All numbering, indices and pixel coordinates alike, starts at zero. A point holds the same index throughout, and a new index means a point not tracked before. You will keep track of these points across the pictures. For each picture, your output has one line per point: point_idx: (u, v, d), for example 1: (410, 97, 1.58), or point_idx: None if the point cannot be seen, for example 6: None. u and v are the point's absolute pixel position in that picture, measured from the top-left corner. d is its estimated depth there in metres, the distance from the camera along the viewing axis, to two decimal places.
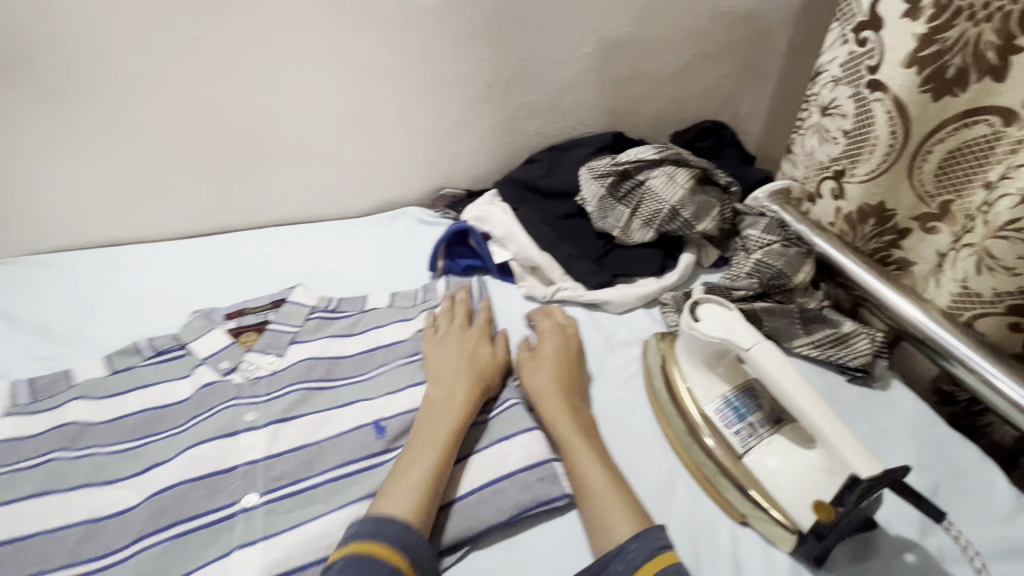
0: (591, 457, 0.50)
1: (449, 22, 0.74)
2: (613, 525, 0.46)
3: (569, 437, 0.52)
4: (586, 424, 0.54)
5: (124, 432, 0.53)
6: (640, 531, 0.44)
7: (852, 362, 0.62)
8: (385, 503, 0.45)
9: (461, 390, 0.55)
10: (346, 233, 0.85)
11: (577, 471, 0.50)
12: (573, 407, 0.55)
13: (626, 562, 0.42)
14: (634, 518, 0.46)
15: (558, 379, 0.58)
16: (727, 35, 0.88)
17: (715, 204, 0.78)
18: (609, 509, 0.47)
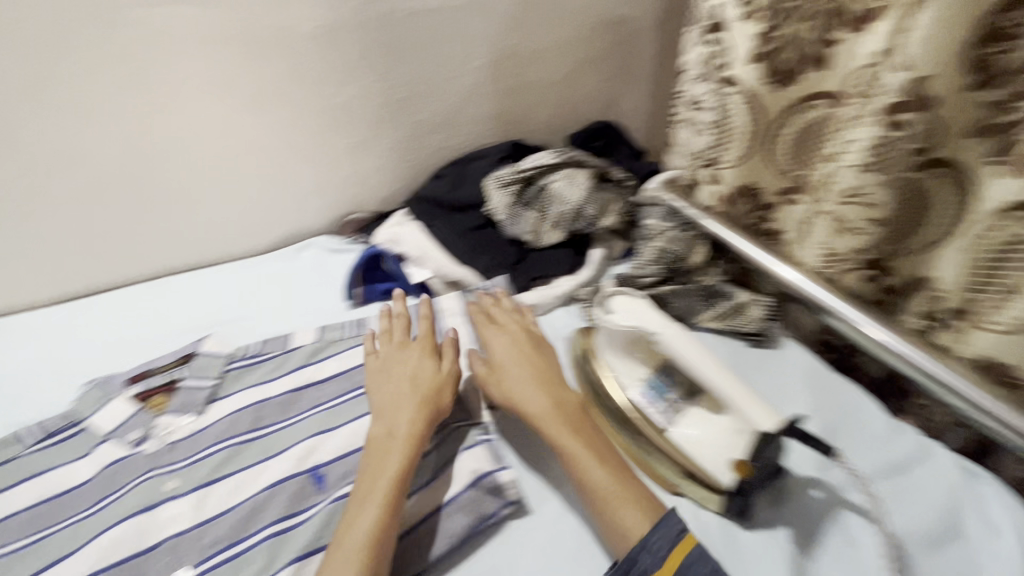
0: (592, 455, 0.51)
1: (332, 47, 0.74)
2: (624, 520, 0.47)
3: (565, 432, 0.52)
4: (575, 418, 0.54)
5: (15, 531, 0.47)
6: (658, 523, 0.46)
7: (750, 328, 0.69)
8: (336, 558, 0.43)
9: (404, 422, 0.52)
10: (253, 273, 0.80)
11: (581, 468, 0.50)
12: (557, 401, 0.55)
13: (654, 553, 0.44)
14: (644, 511, 0.47)
15: (528, 377, 0.57)
16: (604, 41, 0.94)
17: (614, 200, 0.83)
18: (620, 509, 0.47)
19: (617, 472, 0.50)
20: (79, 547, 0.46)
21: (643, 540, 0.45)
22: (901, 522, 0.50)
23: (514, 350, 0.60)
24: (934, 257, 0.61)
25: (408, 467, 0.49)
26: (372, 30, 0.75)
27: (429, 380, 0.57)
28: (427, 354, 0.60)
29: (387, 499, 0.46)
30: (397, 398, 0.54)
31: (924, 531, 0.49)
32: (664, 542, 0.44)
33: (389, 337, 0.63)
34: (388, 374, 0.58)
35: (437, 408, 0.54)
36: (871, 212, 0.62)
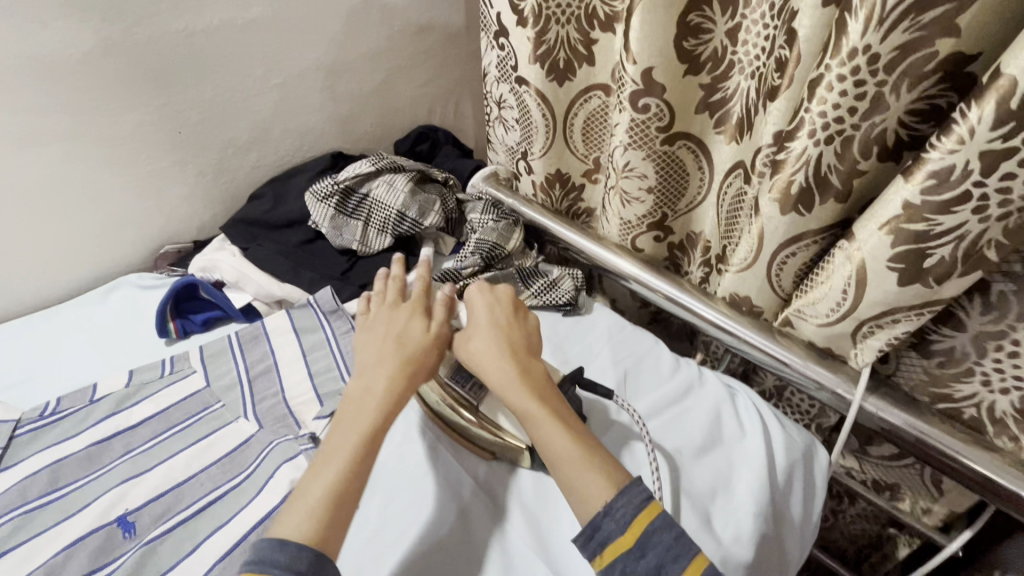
0: (557, 419, 0.51)
1: (105, 73, 0.69)
2: (586, 488, 0.47)
3: (531, 400, 0.52)
4: (542, 384, 0.54)
5: None
6: (624, 487, 0.46)
7: (563, 300, 0.77)
8: (280, 529, 0.42)
9: (380, 380, 0.50)
10: (49, 324, 0.73)
11: (542, 436, 0.50)
12: (533, 368, 0.55)
13: (617, 520, 0.45)
14: (608, 478, 0.47)
15: (502, 350, 0.55)
16: (411, 49, 0.97)
17: (437, 199, 0.87)
18: (578, 473, 0.48)
19: (576, 434, 0.50)
20: None
21: (608, 505, 0.46)
22: (671, 445, 0.59)
23: (495, 320, 0.58)
24: (699, 212, 0.76)
25: (375, 433, 0.47)
26: (149, 53, 0.71)
27: (418, 337, 0.55)
28: (417, 312, 0.57)
29: (352, 462, 0.45)
30: (382, 355, 0.52)
31: (690, 446, 0.59)
32: (629, 508, 0.45)
33: (383, 297, 0.59)
34: (379, 326, 0.56)
35: (423, 367, 0.53)
36: (644, 181, 0.72)
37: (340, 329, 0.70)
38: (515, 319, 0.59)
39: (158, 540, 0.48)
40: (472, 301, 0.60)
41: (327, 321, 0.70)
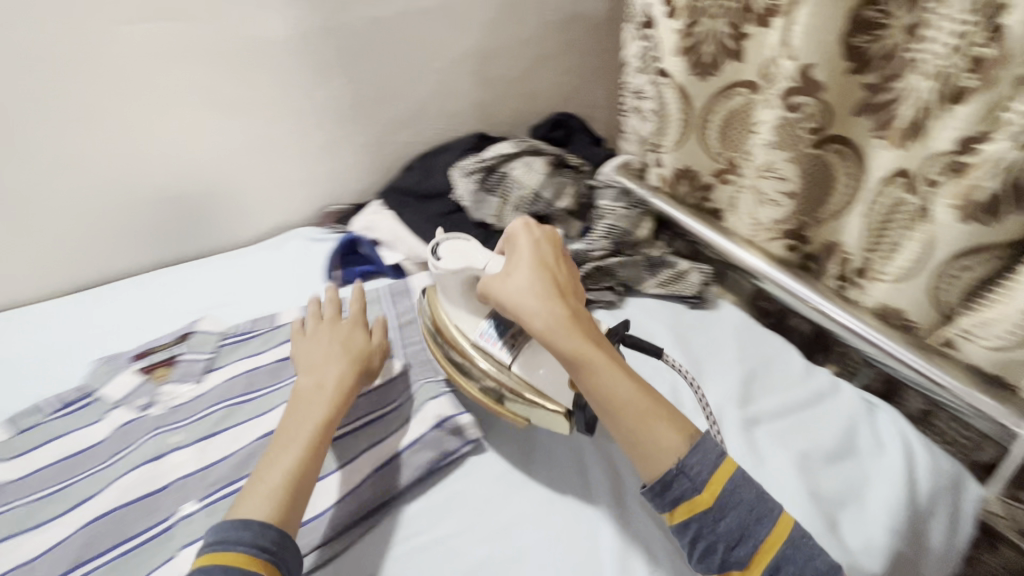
0: (613, 364, 0.51)
1: (305, 52, 0.80)
2: (656, 437, 0.48)
3: (584, 347, 0.51)
4: (588, 326, 0.54)
5: (44, 481, 0.55)
6: (698, 441, 0.48)
7: (689, 292, 0.77)
8: (246, 505, 0.47)
9: (331, 374, 0.57)
10: (241, 261, 0.87)
11: (599, 383, 0.50)
12: (578, 313, 0.55)
13: (694, 479, 0.47)
14: (677, 428, 0.49)
15: (545, 291, 0.55)
16: (558, 39, 1.02)
17: (570, 184, 0.91)
18: (640, 424, 0.49)
19: (633, 384, 0.50)
20: (100, 490, 0.53)
21: (681, 463, 0.47)
22: (797, 447, 0.58)
23: (535, 259, 0.58)
24: (843, 221, 0.68)
25: (324, 419, 0.53)
26: (340, 36, 0.81)
27: (359, 345, 0.62)
28: (357, 327, 0.64)
29: (306, 446, 0.51)
30: (328, 356, 0.59)
31: (822, 451, 0.57)
32: (708, 465, 0.47)
33: (320, 315, 0.65)
34: (318, 341, 0.62)
35: (366, 368, 0.60)
36: (783, 185, 0.69)
37: None
38: (554, 261, 0.59)
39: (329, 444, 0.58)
40: (516, 246, 0.60)
41: None
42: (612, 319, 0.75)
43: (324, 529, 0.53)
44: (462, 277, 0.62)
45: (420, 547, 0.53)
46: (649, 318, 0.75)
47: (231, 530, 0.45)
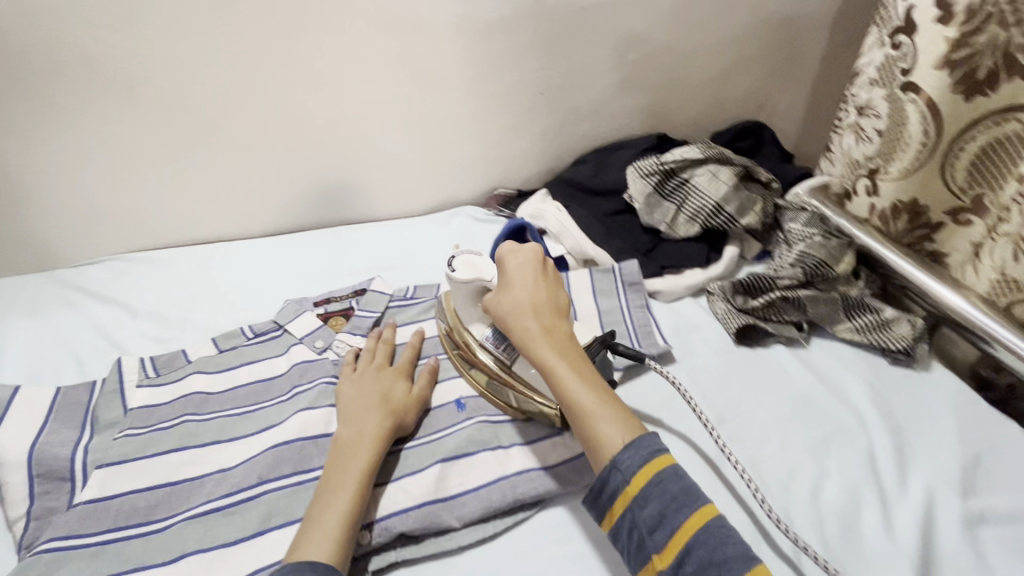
0: (571, 374, 0.50)
1: (511, 33, 0.80)
2: (602, 437, 0.47)
3: (548, 353, 0.51)
4: (561, 342, 0.53)
5: (240, 399, 0.61)
6: (635, 439, 0.46)
7: (896, 345, 0.66)
8: (301, 549, 0.44)
9: (371, 424, 0.54)
10: (411, 229, 0.91)
11: (562, 385, 0.49)
12: (549, 323, 0.53)
13: (623, 471, 0.45)
14: (625, 427, 0.47)
15: (525, 304, 0.54)
16: (762, 40, 0.93)
17: (759, 200, 0.83)
18: (610, 421, 0.47)
19: (598, 388, 0.50)
20: (284, 419, 0.58)
21: (614, 461, 0.45)
22: None
23: (530, 278, 0.56)
24: None
25: (372, 465, 0.51)
26: (546, 20, 0.80)
27: (399, 397, 0.58)
28: (399, 376, 0.60)
29: (355, 490, 0.49)
30: (365, 403, 0.56)
31: None
32: (636, 463, 0.45)
33: (371, 358, 0.63)
34: (363, 387, 0.58)
35: (401, 422, 0.56)
36: None
37: (635, 302, 0.74)
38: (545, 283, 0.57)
39: (484, 425, 0.58)
40: (505, 268, 0.57)
41: (624, 291, 0.74)
42: (793, 359, 0.67)
43: (479, 508, 0.51)
44: (473, 287, 0.59)
45: (574, 560, 0.49)
46: (839, 366, 0.66)
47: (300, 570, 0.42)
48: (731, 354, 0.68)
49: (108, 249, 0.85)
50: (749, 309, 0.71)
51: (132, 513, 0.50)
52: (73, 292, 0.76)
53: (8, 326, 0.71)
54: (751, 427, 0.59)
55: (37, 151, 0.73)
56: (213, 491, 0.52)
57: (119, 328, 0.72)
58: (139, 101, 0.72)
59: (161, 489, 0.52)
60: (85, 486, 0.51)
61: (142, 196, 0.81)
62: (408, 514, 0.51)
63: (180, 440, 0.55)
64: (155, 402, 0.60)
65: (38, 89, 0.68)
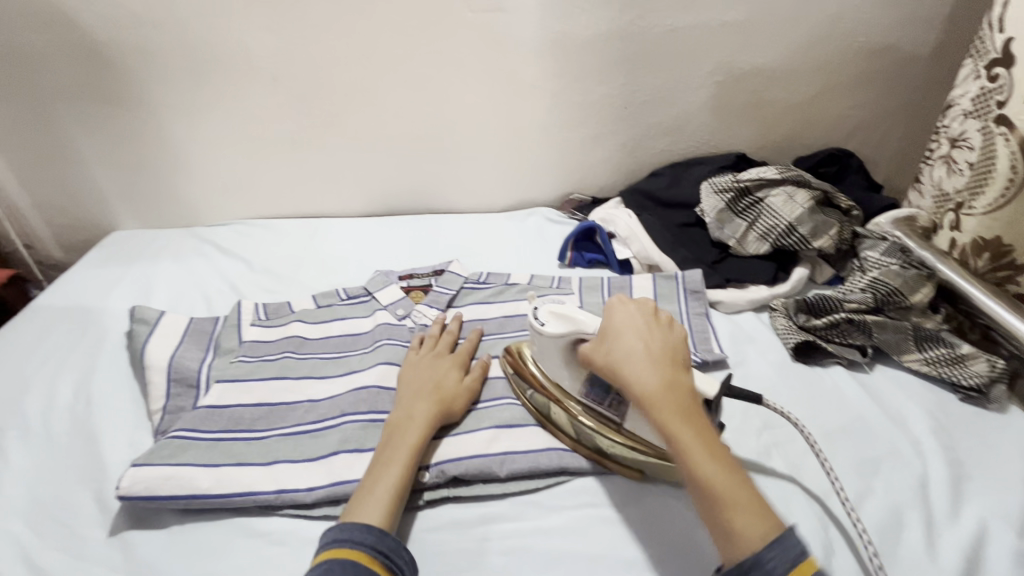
0: (697, 440, 0.45)
1: (602, 50, 0.86)
2: (737, 533, 0.41)
3: (670, 411, 0.46)
4: (683, 405, 0.47)
5: (330, 346, 0.71)
6: (774, 538, 0.41)
7: (966, 382, 0.64)
8: (354, 510, 0.50)
9: (420, 411, 0.58)
10: (489, 223, 0.99)
11: (686, 453, 0.44)
12: (669, 376, 0.48)
13: (769, 575, 0.39)
14: (762, 521, 0.42)
15: (642, 359, 0.49)
16: (855, 68, 0.93)
17: (835, 224, 0.82)
18: (747, 507, 0.42)
19: (725, 458, 0.44)
20: (365, 367, 0.66)
21: (758, 558, 0.40)
22: None
23: (640, 331, 0.52)
24: None
25: (417, 449, 0.55)
26: (637, 40, 0.86)
27: (450, 386, 0.62)
28: (455, 364, 0.65)
29: (403, 465, 0.53)
30: (418, 389, 0.61)
31: None
32: (783, 561, 0.39)
33: (434, 343, 0.68)
34: (420, 368, 0.64)
35: (449, 409, 0.60)
36: None
37: (694, 310, 0.76)
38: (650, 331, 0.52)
39: None
40: (610, 326, 0.53)
41: (685, 298, 0.78)
42: (852, 381, 0.67)
43: (527, 466, 0.57)
44: (565, 340, 0.57)
45: (608, 525, 0.53)
46: (901, 395, 0.65)
47: (355, 532, 0.47)
48: (786, 368, 0.68)
49: (237, 214, 1.00)
50: (811, 328, 0.71)
51: (240, 421, 0.60)
52: (208, 246, 0.91)
53: (156, 266, 0.87)
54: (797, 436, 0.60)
55: (196, 126, 0.89)
56: (303, 416, 0.61)
57: (240, 278, 0.85)
58: (279, 91, 0.86)
59: (263, 406, 0.62)
60: (207, 394, 0.62)
61: (270, 172, 0.95)
62: (465, 461, 0.57)
63: (281, 371, 0.66)
64: (264, 339, 0.71)
65: (205, 76, 0.84)
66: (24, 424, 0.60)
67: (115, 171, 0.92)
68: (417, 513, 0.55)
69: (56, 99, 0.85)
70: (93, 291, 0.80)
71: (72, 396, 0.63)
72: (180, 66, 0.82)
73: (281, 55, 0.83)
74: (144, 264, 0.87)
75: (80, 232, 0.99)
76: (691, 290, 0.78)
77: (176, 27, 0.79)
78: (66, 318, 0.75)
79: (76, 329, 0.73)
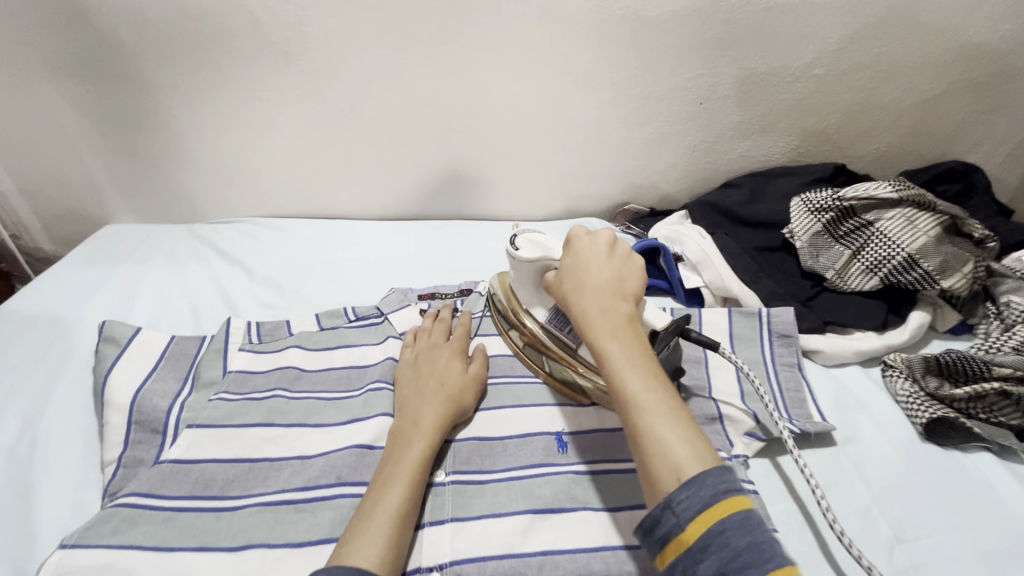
0: (626, 360, 0.41)
1: (679, 33, 0.71)
2: (662, 461, 0.36)
3: (602, 328, 0.43)
4: (625, 326, 0.43)
5: (331, 383, 0.58)
6: (700, 474, 0.35)
7: None
8: (345, 551, 0.39)
9: (427, 415, 0.49)
10: (529, 233, 0.85)
11: (614, 378, 0.40)
12: (607, 298, 0.45)
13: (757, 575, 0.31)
14: (693, 451, 0.36)
15: (590, 280, 0.46)
16: (993, 64, 0.75)
17: (969, 258, 0.65)
18: (666, 437, 0.37)
19: (656, 382, 0.40)
20: (370, 416, 0.53)
21: (668, 496, 0.35)
22: None
23: (592, 251, 0.48)
24: None
25: (426, 458, 0.46)
26: (724, 21, 0.70)
27: (455, 380, 0.54)
28: (455, 354, 0.57)
29: (409, 483, 0.44)
30: (420, 393, 0.52)
31: None
32: (693, 505, 0.34)
33: (428, 334, 0.60)
34: (416, 370, 0.55)
35: (460, 407, 0.52)
36: None
37: (782, 359, 0.61)
38: (607, 248, 0.49)
39: (586, 475, 0.49)
40: (571, 249, 0.49)
41: (770, 343, 0.62)
42: (1010, 476, 0.50)
43: (573, 575, 0.42)
44: (538, 267, 0.53)
45: None
46: None
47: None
48: (915, 451, 0.52)
49: (244, 211, 0.88)
50: (947, 398, 0.54)
51: (209, 484, 0.47)
52: (205, 247, 0.80)
53: (144, 269, 0.75)
54: (946, 558, 0.44)
55: (197, 107, 0.77)
56: (289, 480, 0.48)
57: (237, 287, 0.73)
58: (292, 73, 0.73)
59: (241, 464, 0.49)
60: (173, 443, 0.50)
61: (281, 166, 0.83)
62: (490, 563, 0.43)
63: (266, 416, 0.53)
64: (252, 370, 0.59)
65: (206, 49, 0.71)
66: None
67: (108, 159, 0.82)
68: None
69: (39, 71, 0.74)
70: (67, 295, 0.69)
71: (15, 433, 0.51)
72: (178, 36, 0.70)
73: (295, 30, 0.70)
74: (132, 265, 0.75)
75: (72, 222, 0.89)
76: (780, 334, 0.62)
77: None
78: (29, 329, 0.64)
79: (38, 343, 0.61)
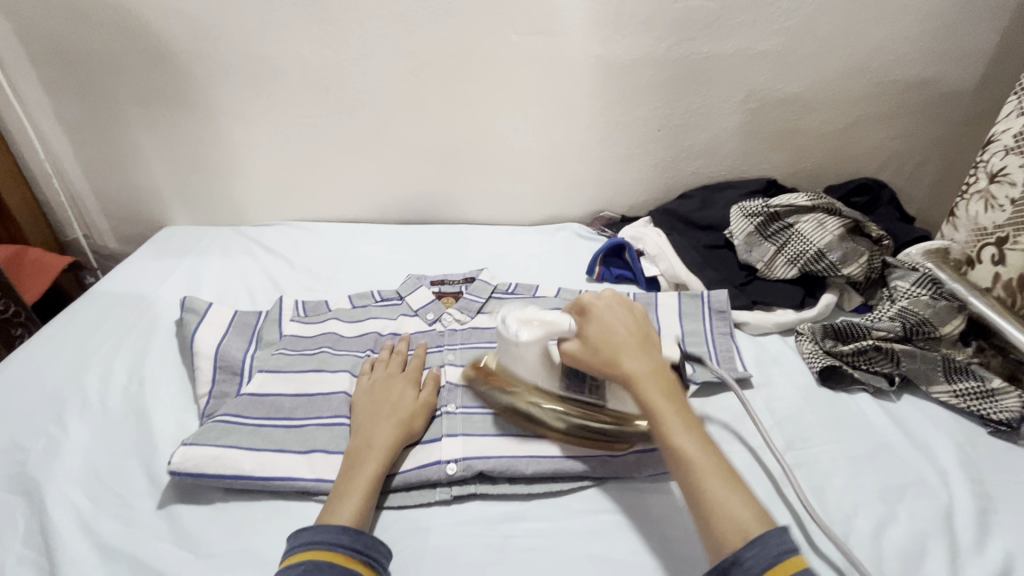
0: (677, 425, 0.50)
1: (640, 75, 0.89)
2: (738, 513, 0.45)
3: (653, 396, 0.52)
4: (669, 390, 0.53)
5: (365, 344, 0.74)
6: (761, 533, 0.43)
7: (996, 415, 0.64)
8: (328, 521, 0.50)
9: (381, 435, 0.57)
10: (521, 235, 1.02)
11: (672, 441, 0.49)
12: (647, 361, 0.55)
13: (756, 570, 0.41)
14: (756, 511, 0.45)
15: (631, 345, 0.57)
16: (892, 99, 0.94)
17: (865, 252, 0.81)
18: (724, 492, 0.46)
19: (705, 442, 0.49)
20: None
21: (735, 555, 0.42)
22: None
23: (614, 322, 0.59)
24: None
25: (380, 471, 0.55)
26: (674, 66, 0.89)
27: (406, 405, 0.61)
28: (408, 384, 0.64)
29: (365, 490, 0.53)
30: (375, 417, 0.59)
31: None
32: (761, 562, 0.41)
33: (385, 365, 0.68)
34: (373, 396, 0.62)
35: (411, 430, 0.59)
36: None
37: (719, 329, 0.77)
38: (629, 317, 0.60)
39: None
40: (596, 318, 0.59)
41: (710, 317, 0.78)
42: (879, 408, 0.67)
43: (551, 466, 0.58)
44: (542, 343, 0.59)
45: (624, 528, 0.54)
46: (928, 425, 0.65)
47: (328, 534, 0.48)
48: (812, 391, 0.69)
49: (281, 216, 1.05)
50: (838, 353, 0.72)
51: (279, 409, 0.62)
52: (252, 243, 0.96)
53: (205, 260, 0.92)
54: (821, 458, 0.61)
55: (252, 130, 0.94)
56: (338, 407, 0.63)
57: (282, 275, 0.90)
58: (330, 103, 0.91)
59: (301, 396, 0.64)
60: (250, 381, 0.65)
61: (316, 177, 1.00)
62: (492, 460, 0.58)
63: (317, 363, 0.68)
64: (301, 334, 0.74)
65: (264, 83, 0.89)
66: (84, 398, 0.64)
67: (173, 170, 0.99)
68: (443, 506, 0.57)
69: (125, 100, 0.91)
70: (146, 279, 0.86)
71: (126, 376, 0.67)
72: (242, 73, 0.88)
73: (335, 68, 0.87)
74: (194, 257, 0.92)
75: (137, 224, 1.06)
76: (720, 309, 0.78)
77: (239, 39, 0.85)
78: (121, 304, 0.80)
79: (130, 314, 0.77)
